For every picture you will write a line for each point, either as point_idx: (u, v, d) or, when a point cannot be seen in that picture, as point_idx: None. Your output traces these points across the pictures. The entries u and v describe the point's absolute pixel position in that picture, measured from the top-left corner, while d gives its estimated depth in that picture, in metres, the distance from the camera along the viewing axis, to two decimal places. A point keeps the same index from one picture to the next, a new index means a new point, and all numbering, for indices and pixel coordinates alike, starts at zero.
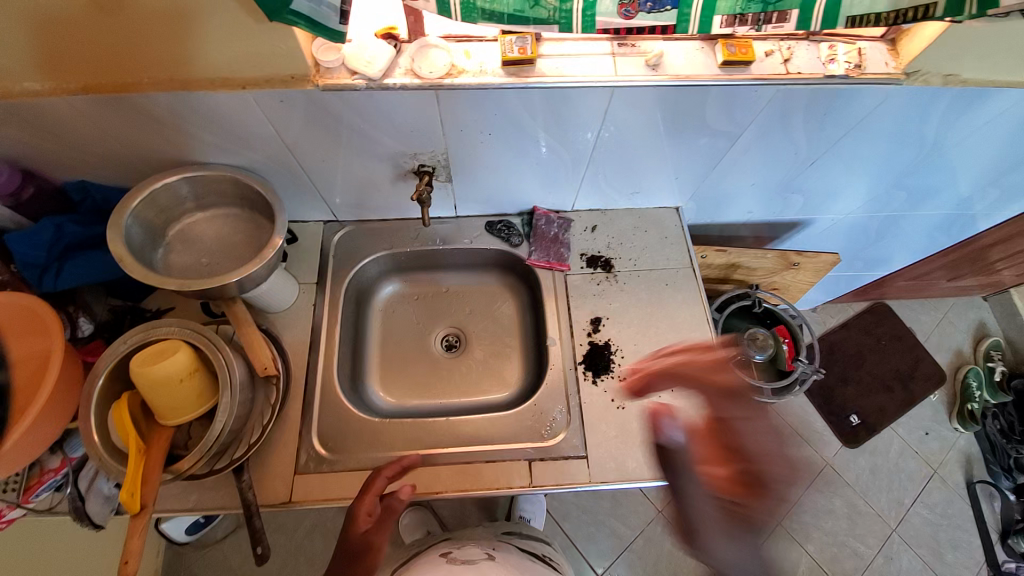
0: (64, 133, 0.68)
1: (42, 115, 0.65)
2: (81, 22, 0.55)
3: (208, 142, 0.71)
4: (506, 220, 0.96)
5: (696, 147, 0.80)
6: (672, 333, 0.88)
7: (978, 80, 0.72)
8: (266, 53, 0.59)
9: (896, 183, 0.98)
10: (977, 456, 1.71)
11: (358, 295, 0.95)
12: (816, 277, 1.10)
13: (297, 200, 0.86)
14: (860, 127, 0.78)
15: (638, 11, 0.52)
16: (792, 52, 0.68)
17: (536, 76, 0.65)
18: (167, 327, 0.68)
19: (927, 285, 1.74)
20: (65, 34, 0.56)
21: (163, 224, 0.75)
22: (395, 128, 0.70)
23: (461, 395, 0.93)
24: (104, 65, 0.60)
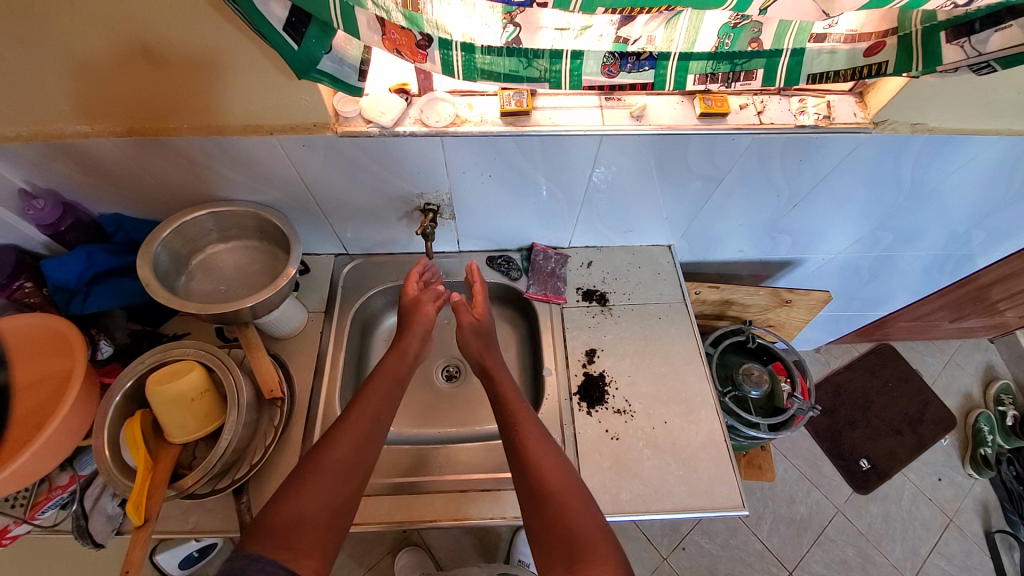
0: (107, 170, 0.76)
1: (87, 152, 0.72)
2: (129, 74, 0.62)
3: (233, 180, 0.78)
4: (506, 255, 1.01)
5: (683, 189, 0.85)
6: (665, 366, 0.91)
7: (946, 129, 0.78)
8: (291, 104, 0.67)
9: (881, 224, 1.02)
10: (994, 504, 1.66)
11: (363, 324, 0.99)
12: (810, 314, 1.13)
13: (311, 234, 0.93)
14: (837, 171, 0.84)
15: (620, 70, 0.59)
16: (764, 105, 0.75)
17: (533, 125, 0.71)
18: (184, 347, 0.73)
19: (930, 326, 1.74)
20: (112, 82, 0.63)
21: (187, 253, 0.80)
22: (404, 170, 0.77)
23: (463, 425, 0.96)
24: (144, 110, 0.67)
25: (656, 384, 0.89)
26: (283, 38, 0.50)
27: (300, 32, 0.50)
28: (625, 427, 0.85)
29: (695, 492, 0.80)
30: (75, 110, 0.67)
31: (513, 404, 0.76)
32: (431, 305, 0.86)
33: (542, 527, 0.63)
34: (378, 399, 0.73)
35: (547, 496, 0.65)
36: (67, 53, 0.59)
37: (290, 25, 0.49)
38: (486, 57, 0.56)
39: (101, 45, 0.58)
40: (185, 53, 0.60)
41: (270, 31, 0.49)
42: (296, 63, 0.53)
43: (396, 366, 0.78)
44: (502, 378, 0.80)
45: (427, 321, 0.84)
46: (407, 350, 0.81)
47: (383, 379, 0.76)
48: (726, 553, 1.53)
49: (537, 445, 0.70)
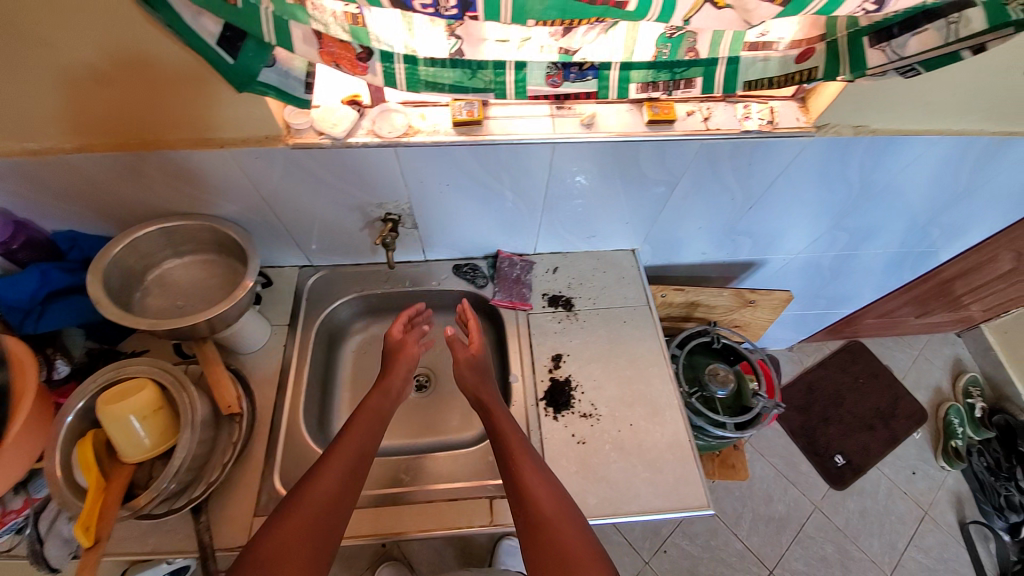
0: (84, 185, 0.75)
1: (69, 165, 0.71)
2: (112, 87, 0.62)
3: (188, 194, 0.78)
4: (472, 262, 1.02)
5: (640, 194, 0.87)
6: (631, 369, 0.91)
7: (888, 130, 0.80)
8: (244, 117, 0.67)
9: (836, 224, 1.05)
10: (967, 495, 1.69)
11: (330, 335, 0.99)
12: (773, 313, 1.16)
13: (273, 247, 0.92)
14: (788, 173, 0.86)
15: (564, 80, 0.61)
16: (711, 112, 0.77)
17: (486, 134, 0.72)
18: (139, 365, 0.72)
19: (897, 322, 1.79)
20: (97, 96, 0.63)
21: (142, 269, 0.79)
22: (360, 181, 0.77)
23: (432, 434, 0.96)
24: (131, 125, 0.67)
25: (621, 386, 0.90)
26: (217, 52, 0.51)
27: (235, 46, 0.51)
28: (592, 431, 0.85)
29: (662, 493, 0.80)
30: (61, 124, 0.66)
31: (507, 430, 0.76)
32: (415, 345, 0.86)
33: (541, 553, 0.65)
34: (365, 433, 0.72)
35: (543, 523, 0.66)
36: (52, 64, 0.58)
37: (225, 40, 0.50)
38: (429, 70, 0.57)
39: (60, 61, 0.58)
40: (131, 68, 0.60)
41: (205, 47, 0.50)
42: (235, 76, 0.53)
43: (378, 404, 0.77)
44: (499, 412, 0.78)
45: (410, 361, 0.83)
46: (391, 387, 0.80)
47: (366, 417, 0.75)
48: (707, 554, 1.53)
49: (530, 470, 0.71)
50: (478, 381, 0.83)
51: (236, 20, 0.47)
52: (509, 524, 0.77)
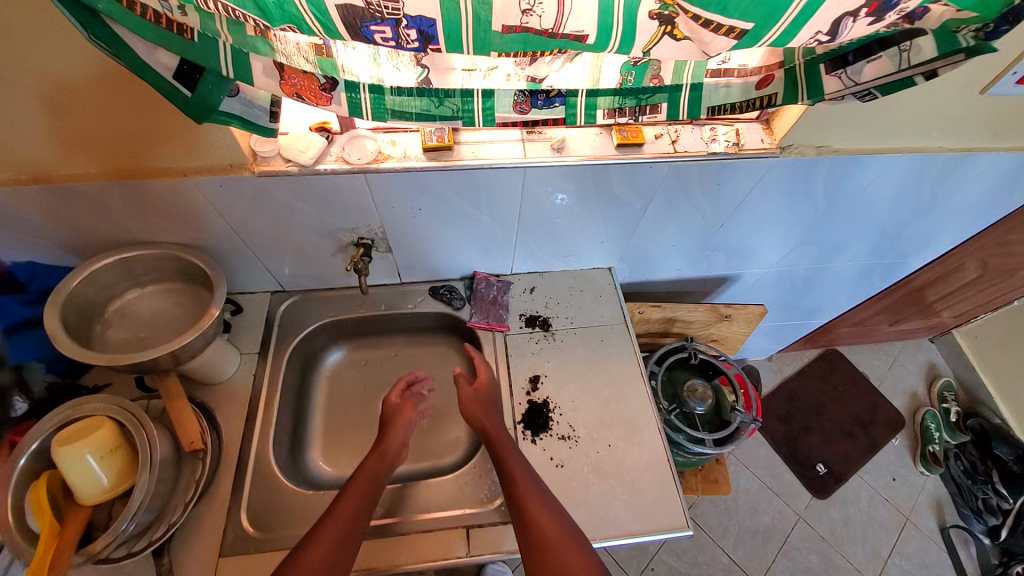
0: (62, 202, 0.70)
1: (47, 175, 0.67)
2: (99, 107, 0.60)
3: (153, 224, 0.76)
4: (448, 284, 1.01)
5: (614, 215, 0.88)
6: (609, 389, 0.91)
7: (850, 149, 0.83)
8: (206, 146, 0.66)
9: (808, 238, 1.08)
10: (947, 500, 1.72)
11: (303, 361, 0.97)
12: (749, 327, 1.17)
13: (243, 273, 0.90)
14: (755, 193, 0.88)
15: (531, 107, 0.62)
16: (678, 135, 0.78)
17: (456, 159, 0.72)
18: (94, 403, 0.69)
19: (872, 330, 1.83)
20: (87, 113, 0.60)
21: (103, 301, 0.77)
22: (330, 207, 0.76)
23: (410, 461, 0.94)
24: (117, 151, 0.66)
25: (600, 407, 0.89)
26: (173, 86, 0.47)
27: (194, 79, 0.48)
28: (570, 454, 0.84)
29: (642, 515, 0.79)
30: (42, 140, 0.63)
31: (511, 460, 0.75)
32: (412, 410, 0.86)
33: (545, 575, 0.64)
34: (362, 496, 0.72)
35: (547, 544, 0.66)
36: (40, 76, 0.55)
37: (182, 74, 0.47)
38: (396, 99, 0.57)
39: (14, 92, 0.56)
40: (88, 98, 0.58)
41: (160, 83, 0.47)
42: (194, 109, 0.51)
43: (375, 466, 0.76)
44: (504, 441, 0.78)
45: (406, 426, 0.83)
46: (388, 450, 0.79)
47: (363, 481, 0.74)
48: (695, 570, 1.52)
49: (534, 496, 0.70)
50: (485, 412, 0.82)
51: (193, 55, 0.45)
52: (487, 554, 0.76)
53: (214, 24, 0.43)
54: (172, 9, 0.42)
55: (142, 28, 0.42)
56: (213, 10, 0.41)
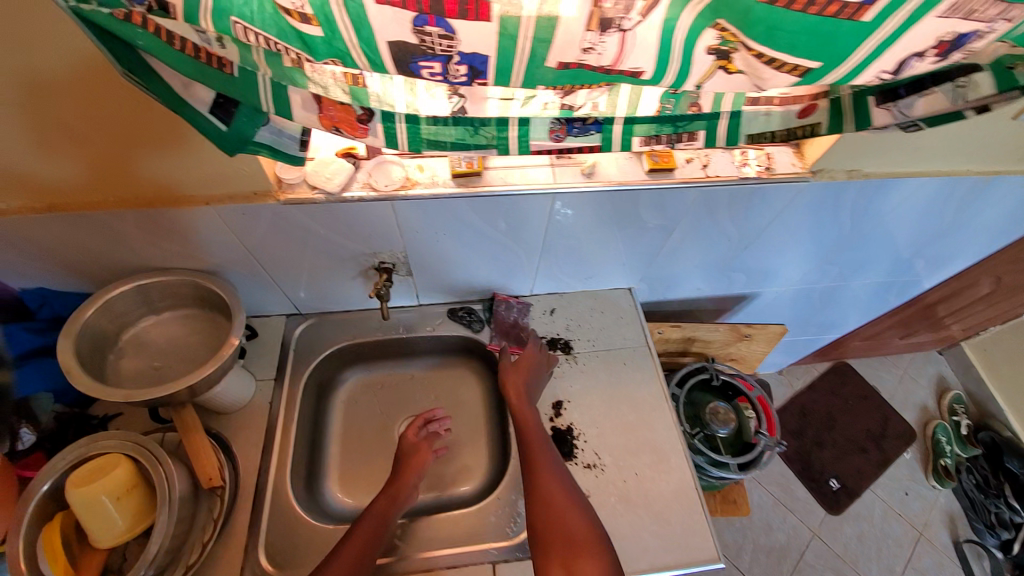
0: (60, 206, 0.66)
1: (34, 178, 0.61)
2: (104, 118, 0.55)
3: (168, 250, 0.73)
4: (467, 306, 0.99)
5: (638, 238, 0.87)
6: (634, 415, 0.89)
7: (879, 173, 0.82)
8: (230, 175, 0.64)
9: (830, 258, 1.07)
10: (958, 514, 1.71)
11: (320, 386, 0.94)
12: (769, 346, 1.16)
13: (259, 297, 0.88)
14: (782, 215, 0.87)
15: (567, 134, 0.60)
16: (709, 159, 0.77)
17: (485, 185, 0.70)
18: (108, 439, 0.66)
19: (883, 343, 1.82)
20: (68, 109, 0.54)
21: (116, 330, 0.74)
22: (355, 234, 0.75)
23: (429, 489, 0.91)
24: (137, 180, 0.64)
25: (624, 434, 0.87)
26: (210, 120, 0.46)
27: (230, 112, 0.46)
28: (597, 484, 0.82)
29: (672, 548, 0.77)
30: (21, 141, 0.56)
31: (529, 427, 0.83)
32: (427, 453, 0.86)
33: (545, 527, 0.72)
34: (365, 540, 0.71)
35: (551, 504, 0.74)
36: (13, 67, 0.48)
37: (218, 107, 0.46)
38: (431, 128, 0.55)
39: (35, 122, 0.54)
40: (111, 127, 0.56)
41: (197, 116, 0.45)
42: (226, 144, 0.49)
43: (384, 506, 0.76)
44: (524, 410, 0.84)
45: (422, 470, 0.83)
46: (399, 492, 0.79)
47: (373, 519, 0.74)
48: None
49: (543, 460, 0.79)
50: (517, 382, 0.87)
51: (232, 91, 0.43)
52: None
53: (254, 57, 0.41)
54: (209, 41, 0.39)
55: (180, 62, 0.40)
56: (252, 43, 0.39)
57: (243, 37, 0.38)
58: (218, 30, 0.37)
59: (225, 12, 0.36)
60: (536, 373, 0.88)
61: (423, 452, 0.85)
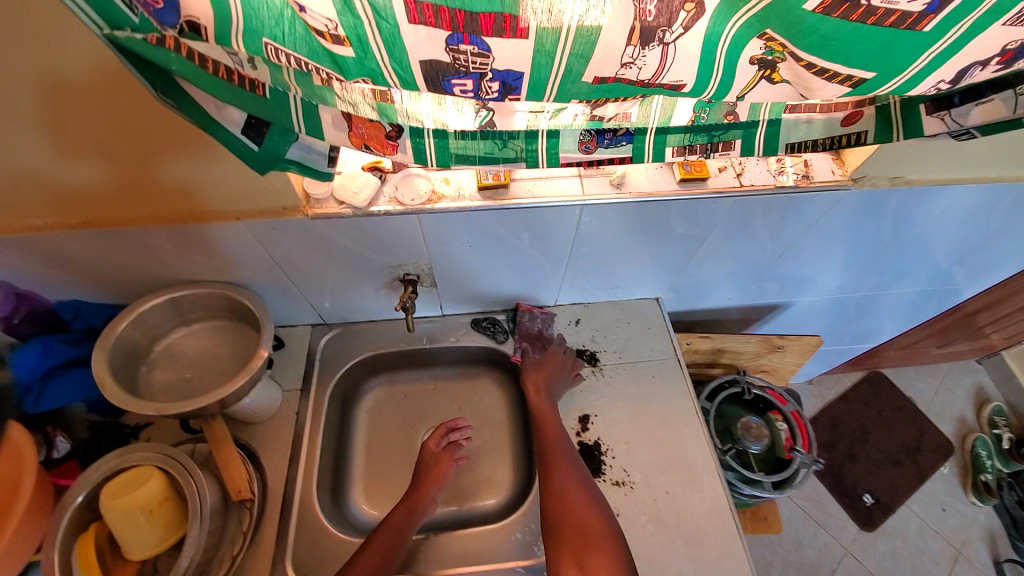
0: (85, 211, 0.65)
1: (58, 183, 0.61)
2: (138, 137, 0.56)
3: (198, 263, 0.74)
4: (491, 316, 0.98)
5: (666, 248, 0.84)
6: (664, 431, 0.86)
7: (923, 180, 0.78)
8: (259, 191, 0.64)
9: (867, 267, 1.02)
10: (1000, 532, 1.63)
11: (344, 397, 0.95)
12: (802, 358, 1.11)
13: (285, 308, 0.88)
14: (819, 224, 0.83)
15: (597, 146, 0.58)
16: (743, 167, 0.74)
17: (512, 198, 0.69)
18: (139, 453, 0.66)
19: (920, 352, 1.74)
20: (89, 113, 0.53)
21: (148, 342, 0.76)
22: (382, 247, 0.75)
23: (453, 503, 0.90)
24: (169, 196, 0.65)
25: (654, 451, 0.85)
26: (241, 140, 0.46)
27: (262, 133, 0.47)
28: (626, 502, 0.80)
29: (705, 571, 0.75)
30: (42, 145, 0.56)
31: (546, 421, 0.83)
32: (448, 464, 0.84)
33: (558, 521, 0.71)
34: (381, 552, 0.70)
35: (565, 496, 0.73)
36: (53, 92, 0.50)
37: (249, 127, 0.46)
38: (460, 142, 0.54)
39: (73, 141, 0.56)
40: (145, 145, 0.57)
41: (231, 138, 0.44)
42: (259, 163, 0.49)
43: (401, 519, 0.75)
44: (542, 404, 0.84)
45: (441, 481, 0.82)
46: (418, 505, 0.78)
47: (389, 532, 0.73)
48: None
49: (560, 455, 0.78)
50: (539, 377, 0.87)
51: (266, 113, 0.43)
52: None
53: (284, 76, 0.41)
54: (242, 63, 0.40)
55: (216, 86, 0.39)
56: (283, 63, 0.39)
57: (275, 58, 0.37)
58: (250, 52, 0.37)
59: (257, 34, 0.35)
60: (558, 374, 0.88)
61: (444, 462, 0.84)
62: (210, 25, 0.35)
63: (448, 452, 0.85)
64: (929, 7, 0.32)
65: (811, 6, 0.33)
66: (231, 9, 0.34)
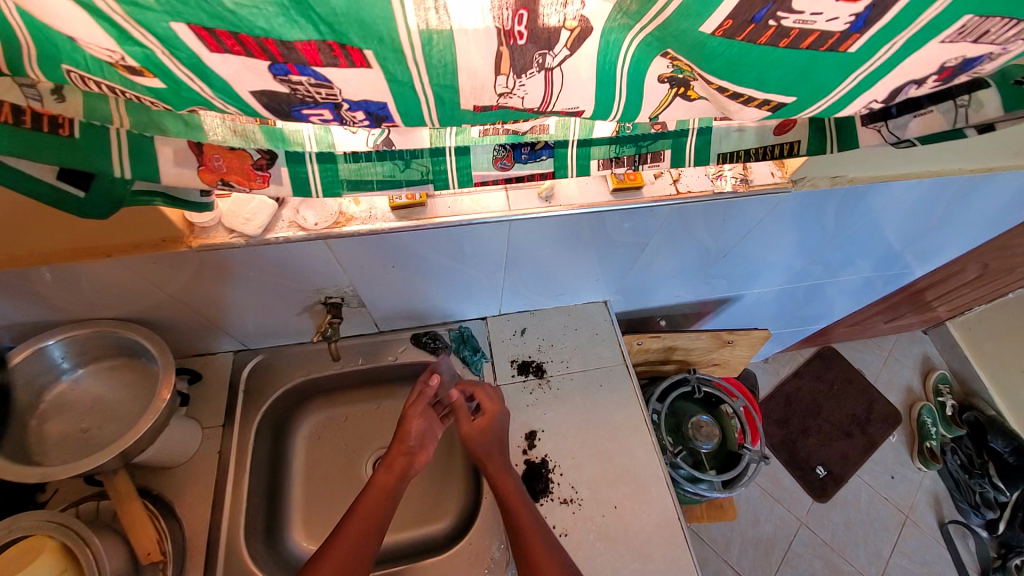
0: None
1: None
2: None
3: (82, 302, 0.65)
4: (432, 330, 0.93)
5: (609, 254, 0.80)
6: (612, 443, 0.84)
7: (865, 177, 0.75)
8: (133, 219, 0.56)
9: (815, 258, 1.00)
10: (943, 494, 1.72)
11: (275, 427, 0.88)
12: (753, 350, 1.11)
13: (198, 337, 0.80)
14: (761, 225, 0.81)
15: (514, 162, 0.52)
16: (680, 172, 0.70)
17: (431, 217, 0.63)
18: (26, 522, 0.57)
19: (868, 327, 1.79)
20: None
21: (31, 397, 0.67)
22: (293, 273, 0.67)
23: (399, 529, 0.86)
24: (24, 231, 0.55)
25: (603, 465, 0.82)
26: (59, 189, 0.39)
27: (86, 177, 0.39)
28: (574, 521, 0.77)
29: None
30: None
31: (508, 488, 0.71)
32: (418, 417, 0.75)
33: None
34: (375, 509, 0.66)
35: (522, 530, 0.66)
36: None
37: (68, 171, 0.39)
38: (351, 167, 0.47)
39: None
40: None
41: (42, 188, 0.38)
42: (93, 212, 0.41)
43: (387, 479, 0.69)
44: (500, 473, 0.72)
45: (421, 433, 0.74)
46: (399, 460, 0.71)
47: (375, 496, 0.67)
48: None
49: (529, 529, 0.66)
50: (486, 435, 0.75)
51: (69, 159, 0.36)
52: None
53: (108, 105, 0.35)
54: (42, 97, 0.33)
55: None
56: (101, 91, 0.32)
57: (81, 84, 0.30)
58: (51, 78, 0.29)
59: (55, 59, 0.27)
60: (502, 426, 0.77)
61: (415, 420, 0.74)
62: None
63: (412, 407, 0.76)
64: (852, 27, 0.27)
65: (709, 29, 0.27)
66: (13, 28, 0.25)
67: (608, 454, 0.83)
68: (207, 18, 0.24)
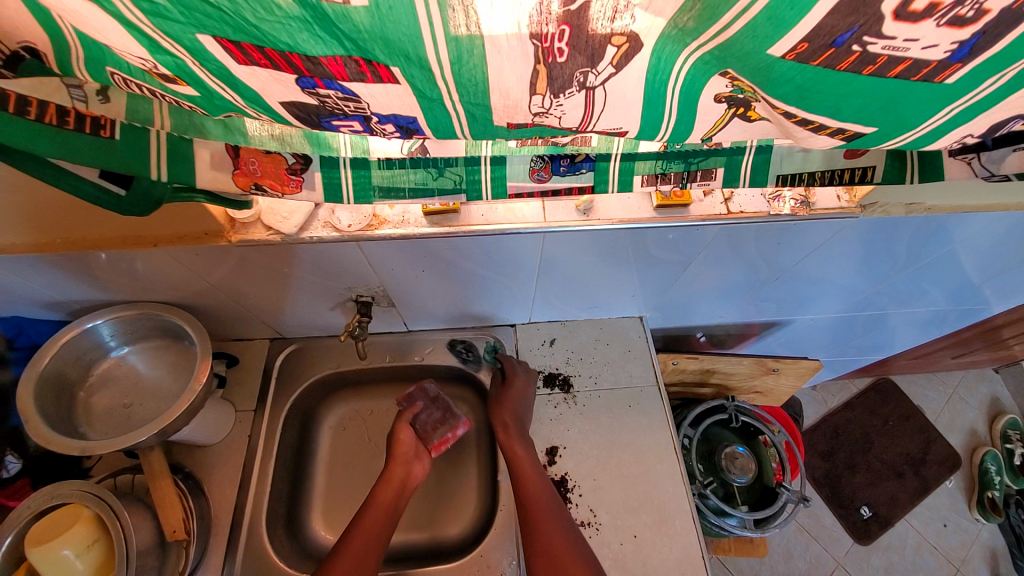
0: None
1: None
2: None
3: (134, 286, 0.69)
4: (467, 339, 0.92)
5: (647, 271, 0.76)
6: (636, 466, 0.80)
7: (945, 206, 0.67)
8: (179, 212, 0.58)
9: (878, 288, 0.92)
10: (1003, 551, 1.56)
11: (304, 415, 0.90)
12: (799, 380, 1.03)
13: (238, 324, 0.83)
14: (819, 251, 0.74)
15: (552, 174, 0.49)
16: (733, 190, 0.65)
17: (464, 225, 0.61)
18: (70, 488, 0.62)
19: (933, 362, 1.63)
20: None
21: (80, 373, 0.71)
22: (326, 271, 0.68)
23: (413, 530, 0.86)
24: (84, 218, 0.58)
25: (624, 489, 0.79)
26: (100, 188, 0.40)
27: (127, 177, 0.41)
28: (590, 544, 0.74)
29: None
30: None
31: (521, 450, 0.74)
32: (405, 427, 0.78)
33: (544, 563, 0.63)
34: (389, 497, 0.70)
35: (543, 535, 0.65)
36: None
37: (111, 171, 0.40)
38: (384, 174, 0.46)
39: None
40: None
41: (85, 187, 0.40)
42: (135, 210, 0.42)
43: (387, 494, 0.70)
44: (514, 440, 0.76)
45: (410, 449, 0.76)
46: (394, 474, 0.73)
47: (376, 513, 0.68)
48: None
49: (536, 487, 0.70)
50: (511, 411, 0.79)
51: (110, 160, 0.37)
52: None
53: (150, 106, 0.36)
54: (87, 97, 0.34)
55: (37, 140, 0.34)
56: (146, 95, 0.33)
57: (126, 86, 0.30)
58: (98, 80, 0.29)
59: (100, 62, 0.28)
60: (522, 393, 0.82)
61: (403, 433, 0.77)
62: (50, 52, 0.27)
63: (402, 418, 0.80)
64: (953, 56, 0.23)
65: (777, 52, 0.24)
66: (61, 32, 0.26)
67: (630, 477, 0.79)
68: (232, 32, 0.23)
